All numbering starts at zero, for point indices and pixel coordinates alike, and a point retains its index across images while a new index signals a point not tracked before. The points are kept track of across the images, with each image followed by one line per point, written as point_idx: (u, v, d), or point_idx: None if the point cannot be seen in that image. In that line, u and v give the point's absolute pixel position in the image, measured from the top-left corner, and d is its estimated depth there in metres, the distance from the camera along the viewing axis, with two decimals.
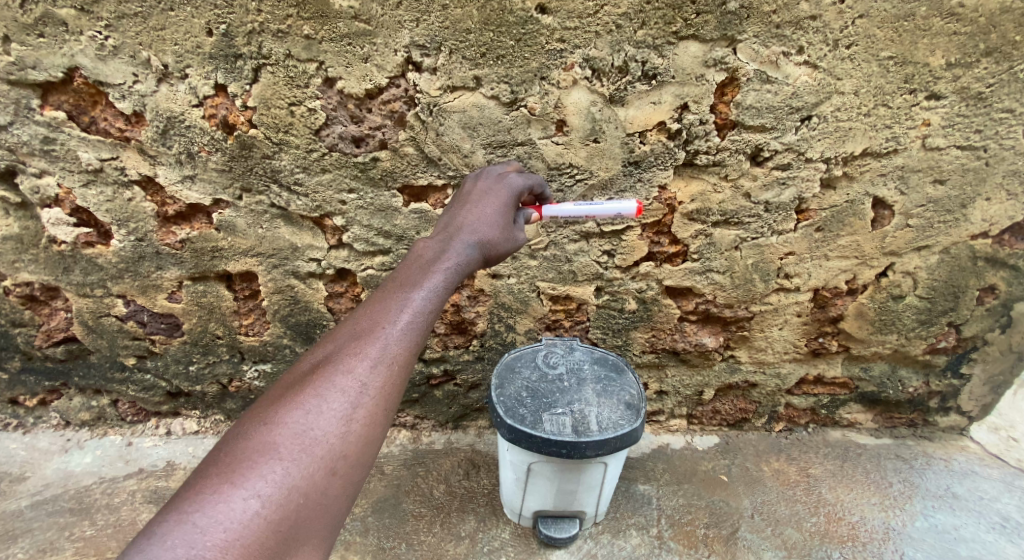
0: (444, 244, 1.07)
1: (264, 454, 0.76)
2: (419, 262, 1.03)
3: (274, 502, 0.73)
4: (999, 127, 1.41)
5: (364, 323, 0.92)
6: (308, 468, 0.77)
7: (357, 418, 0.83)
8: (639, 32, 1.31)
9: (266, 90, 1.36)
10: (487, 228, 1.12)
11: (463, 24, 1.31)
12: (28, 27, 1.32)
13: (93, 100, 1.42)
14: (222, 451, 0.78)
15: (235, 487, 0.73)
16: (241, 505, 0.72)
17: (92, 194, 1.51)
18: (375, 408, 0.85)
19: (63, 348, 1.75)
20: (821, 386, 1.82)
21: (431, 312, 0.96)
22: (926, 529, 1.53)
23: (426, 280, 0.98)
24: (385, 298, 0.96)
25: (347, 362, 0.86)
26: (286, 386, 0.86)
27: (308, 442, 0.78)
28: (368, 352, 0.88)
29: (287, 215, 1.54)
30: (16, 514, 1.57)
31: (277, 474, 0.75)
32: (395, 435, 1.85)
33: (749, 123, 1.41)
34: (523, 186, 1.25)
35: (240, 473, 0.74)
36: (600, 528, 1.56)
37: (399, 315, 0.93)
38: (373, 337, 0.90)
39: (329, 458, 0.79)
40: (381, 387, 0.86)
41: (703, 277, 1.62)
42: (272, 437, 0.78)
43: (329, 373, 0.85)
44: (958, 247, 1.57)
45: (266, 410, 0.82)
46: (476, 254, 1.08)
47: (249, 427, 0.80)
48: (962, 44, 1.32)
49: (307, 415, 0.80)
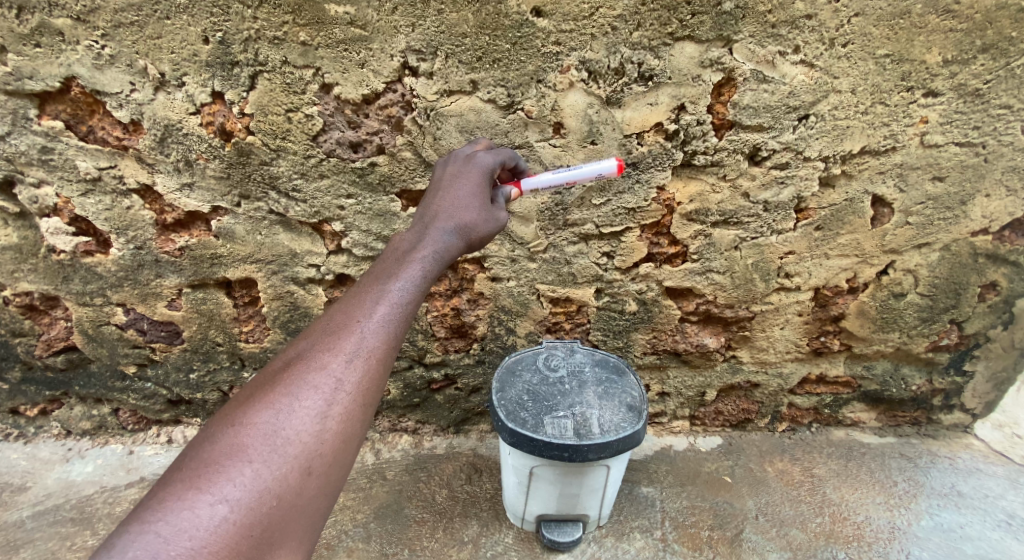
0: (420, 235, 1.06)
1: (233, 456, 0.76)
2: (396, 254, 1.03)
3: (243, 505, 0.73)
4: (997, 123, 1.41)
5: (338, 318, 0.92)
6: (281, 469, 0.77)
7: (332, 415, 0.82)
8: (634, 34, 1.31)
9: (263, 96, 1.37)
10: (466, 215, 1.11)
11: (459, 29, 1.31)
12: (25, 38, 1.32)
13: (91, 109, 1.42)
14: (190, 455, 0.78)
15: (201, 492, 0.72)
16: (208, 511, 0.71)
17: (91, 203, 1.51)
18: (351, 404, 0.84)
19: (64, 358, 1.74)
20: (824, 385, 1.81)
21: (409, 304, 0.95)
22: (933, 528, 1.52)
23: (403, 272, 0.98)
24: (361, 292, 0.96)
25: (321, 359, 0.86)
26: (258, 385, 0.85)
27: (279, 443, 0.78)
28: (343, 349, 0.87)
29: (286, 221, 1.54)
30: (18, 525, 1.56)
31: (247, 477, 0.75)
32: (396, 440, 1.85)
33: (746, 123, 1.41)
34: (495, 163, 1.26)
35: (206, 478, 0.74)
36: (604, 532, 1.55)
37: (375, 309, 0.92)
38: (348, 332, 0.89)
39: (303, 457, 0.78)
40: (357, 383, 0.86)
41: (703, 277, 1.61)
42: (242, 438, 0.78)
43: (303, 370, 0.85)
44: (959, 244, 1.57)
45: (236, 411, 0.82)
46: (455, 240, 1.08)
47: (217, 430, 0.80)
48: (958, 40, 1.32)
49: (279, 415, 0.80)
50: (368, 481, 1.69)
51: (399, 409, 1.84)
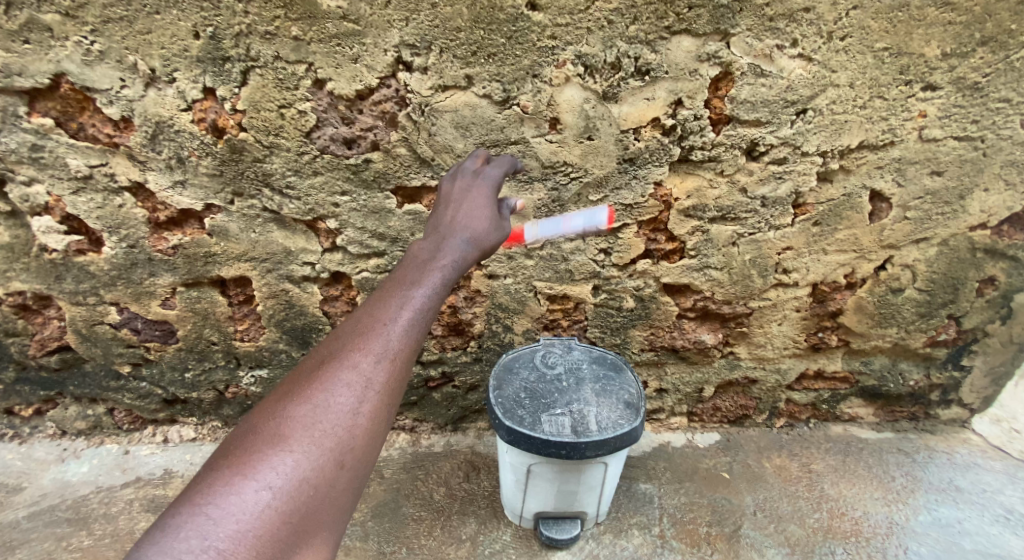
0: (441, 238, 1.04)
1: (275, 446, 0.75)
2: (416, 260, 0.99)
3: (285, 493, 0.72)
4: (996, 117, 1.40)
5: (367, 316, 0.89)
6: (318, 460, 0.75)
7: (365, 411, 0.81)
8: (631, 27, 1.30)
9: (255, 92, 1.35)
10: (480, 225, 1.07)
11: (453, 23, 1.29)
12: (12, 33, 1.30)
13: (81, 106, 1.40)
14: (234, 445, 0.77)
15: (246, 478, 0.72)
16: (253, 496, 0.70)
17: (82, 201, 1.49)
18: (382, 401, 0.82)
19: (58, 357, 1.73)
20: (822, 381, 1.81)
21: (435, 305, 0.93)
22: (931, 523, 1.52)
23: (426, 278, 0.94)
24: (387, 292, 0.93)
25: (351, 357, 0.84)
26: (293, 381, 0.84)
27: (319, 433, 0.77)
28: (372, 347, 0.85)
29: (280, 219, 1.53)
30: (13, 525, 1.55)
31: (289, 465, 0.74)
32: (394, 438, 1.84)
33: (744, 118, 1.39)
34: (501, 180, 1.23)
35: (251, 465, 0.73)
36: (602, 529, 1.54)
37: (401, 309, 0.89)
38: (376, 331, 0.86)
39: (338, 451, 0.77)
40: (386, 381, 0.83)
41: (701, 273, 1.61)
42: (282, 429, 0.77)
43: (334, 367, 0.83)
44: (957, 239, 1.56)
45: (274, 405, 0.81)
46: (473, 249, 1.03)
47: (260, 420, 0.79)
48: (957, 34, 1.31)
49: (316, 408, 0.79)
50: None
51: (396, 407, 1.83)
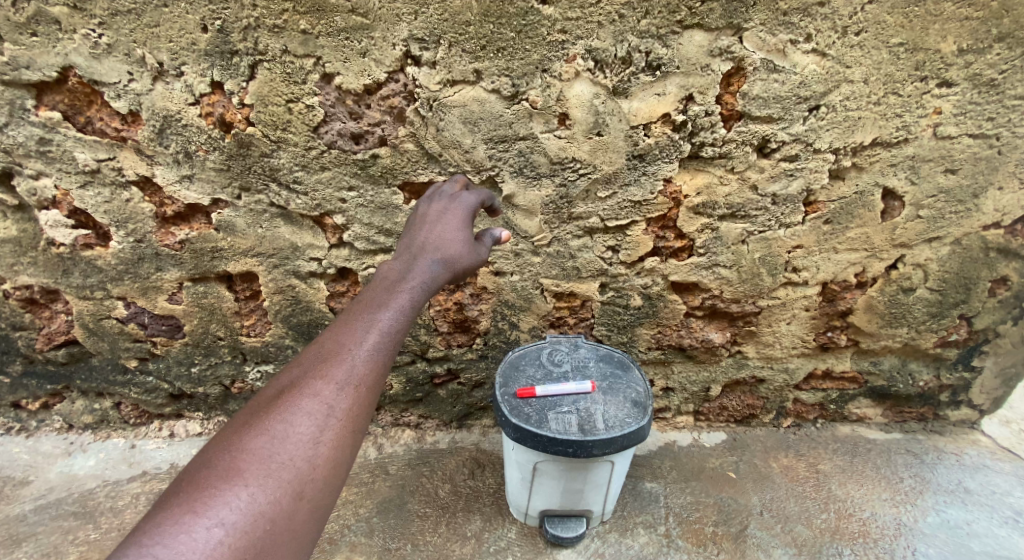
0: (409, 264, 1.05)
1: (229, 481, 0.74)
2: (384, 283, 1.01)
3: (239, 529, 0.71)
4: (1011, 114, 1.38)
5: (330, 344, 0.90)
6: (275, 492, 0.75)
7: (324, 440, 0.81)
8: (642, 21, 1.28)
9: (263, 86, 1.34)
10: (452, 248, 1.10)
11: (463, 16, 1.27)
12: (21, 26, 1.29)
13: (89, 99, 1.39)
14: (185, 480, 0.75)
15: (197, 515, 0.70)
16: (203, 535, 0.69)
17: (90, 195, 1.49)
18: (343, 430, 0.83)
19: (65, 351, 1.74)
20: (830, 381, 1.79)
21: (399, 330, 0.94)
22: (939, 524, 1.51)
23: (393, 301, 0.97)
24: (350, 319, 0.94)
25: (313, 386, 0.84)
26: (250, 411, 0.83)
27: (273, 468, 0.76)
28: (334, 376, 0.86)
29: (287, 215, 1.52)
30: (20, 519, 1.56)
31: (243, 501, 0.73)
32: (399, 435, 1.84)
33: (756, 114, 1.38)
34: (477, 204, 1.24)
35: (204, 501, 0.71)
36: (607, 527, 1.54)
37: (365, 337, 0.91)
38: (339, 359, 0.88)
39: (296, 482, 0.77)
40: (347, 410, 0.85)
41: (710, 272, 1.59)
42: (237, 462, 0.76)
43: (293, 396, 0.83)
44: (970, 238, 1.54)
45: (230, 437, 0.80)
46: (441, 272, 1.06)
47: (213, 454, 0.78)
48: (973, 29, 1.28)
49: (273, 440, 0.78)
50: (370, 476, 1.68)
51: (401, 404, 1.83)
